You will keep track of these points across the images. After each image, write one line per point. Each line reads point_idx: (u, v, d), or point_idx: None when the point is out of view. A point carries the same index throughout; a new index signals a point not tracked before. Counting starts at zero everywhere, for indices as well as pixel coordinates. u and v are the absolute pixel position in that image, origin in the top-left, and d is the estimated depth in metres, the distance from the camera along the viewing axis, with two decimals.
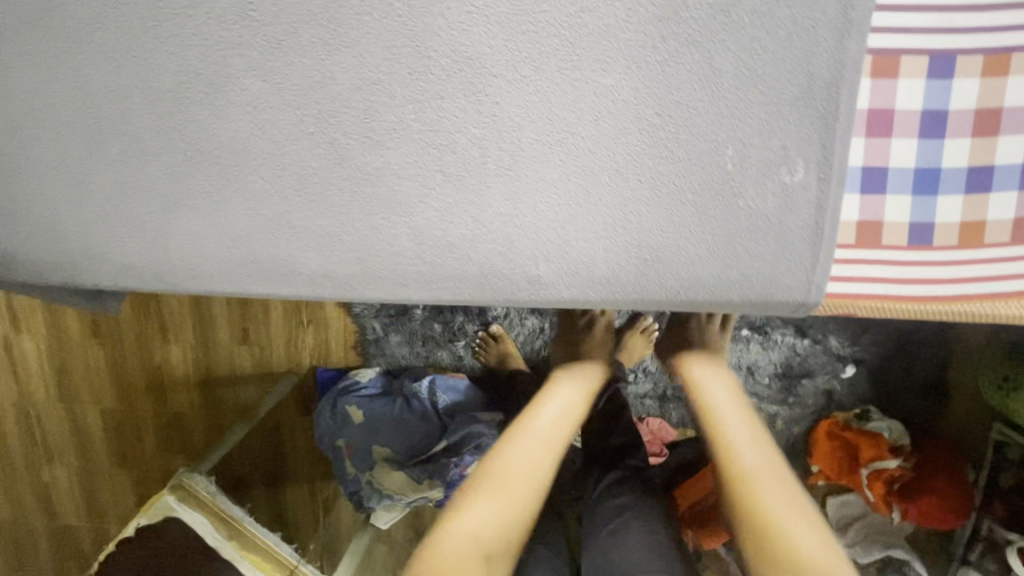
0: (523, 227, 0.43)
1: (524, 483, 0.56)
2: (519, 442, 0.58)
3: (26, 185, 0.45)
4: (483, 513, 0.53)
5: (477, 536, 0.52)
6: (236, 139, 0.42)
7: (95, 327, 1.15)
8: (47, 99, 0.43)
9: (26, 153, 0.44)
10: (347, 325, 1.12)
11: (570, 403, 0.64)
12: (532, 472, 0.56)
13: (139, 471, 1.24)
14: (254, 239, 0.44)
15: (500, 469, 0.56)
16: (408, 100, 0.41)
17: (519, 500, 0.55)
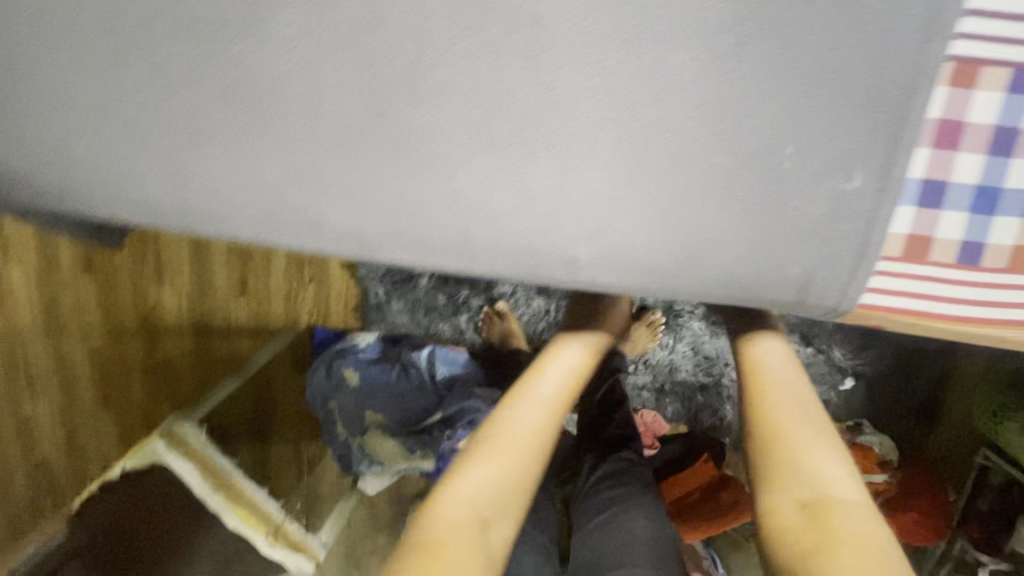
0: (566, 204, 0.42)
1: (534, 440, 0.53)
2: (523, 400, 0.56)
3: (38, 102, 0.41)
4: (489, 472, 0.51)
5: (474, 500, 0.49)
6: (274, 79, 0.39)
7: (87, 261, 1.10)
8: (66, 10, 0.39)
9: (40, 67, 0.41)
10: (350, 287, 1.11)
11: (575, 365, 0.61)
12: (541, 427, 0.54)
13: (120, 416, 1.20)
14: (283, 187, 0.42)
15: (507, 425, 0.54)
16: (460, 57, 0.38)
17: (529, 455, 0.52)
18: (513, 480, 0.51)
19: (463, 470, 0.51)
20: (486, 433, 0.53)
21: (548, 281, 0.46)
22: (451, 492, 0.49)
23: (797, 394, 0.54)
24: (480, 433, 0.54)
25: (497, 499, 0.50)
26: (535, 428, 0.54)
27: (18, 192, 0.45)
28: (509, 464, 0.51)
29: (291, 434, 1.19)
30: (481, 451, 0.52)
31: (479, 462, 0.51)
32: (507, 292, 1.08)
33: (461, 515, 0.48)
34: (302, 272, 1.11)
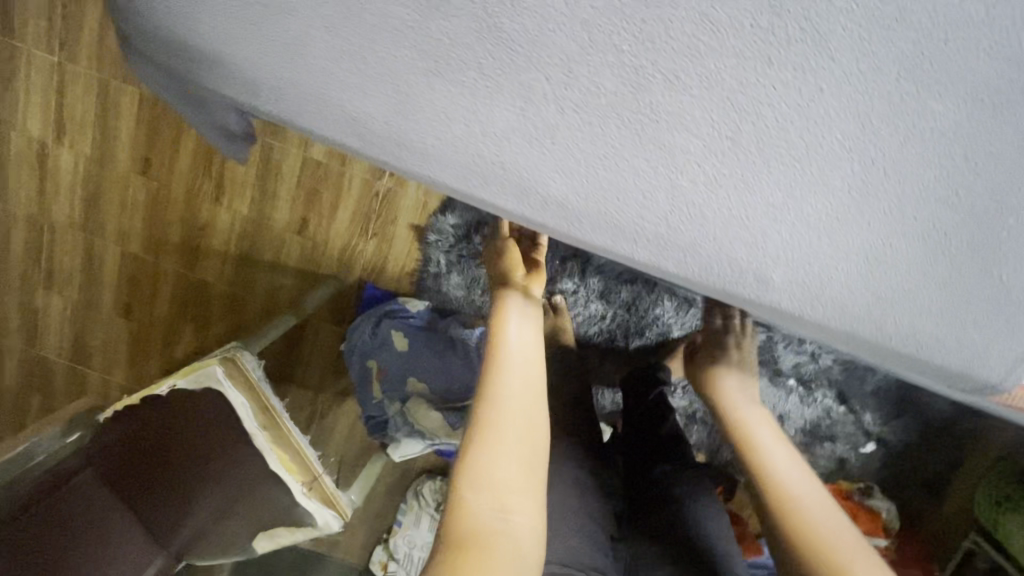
0: (782, 224, 0.41)
1: (527, 421, 0.59)
2: (505, 372, 0.62)
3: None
4: (501, 460, 0.54)
5: (487, 487, 0.53)
6: (539, 25, 0.37)
7: (145, 165, 1.05)
8: None
9: None
10: (411, 250, 1.05)
11: (526, 329, 0.70)
12: (527, 406, 0.60)
13: (140, 326, 1.16)
14: (507, 141, 0.40)
15: (498, 409, 0.58)
16: (734, 53, 0.37)
17: (530, 438, 0.57)
18: (524, 465, 0.55)
19: (470, 462, 0.54)
20: (483, 420, 0.57)
21: (725, 290, 0.46)
22: (469, 482, 0.53)
23: (781, 452, 0.64)
24: (475, 421, 0.57)
25: (517, 487, 0.54)
26: (524, 407, 0.59)
27: (224, 84, 0.42)
28: (516, 451, 0.56)
29: (309, 383, 1.16)
30: (485, 440, 0.56)
31: (488, 452, 0.55)
32: (569, 290, 1.06)
33: (492, 501, 0.52)
34: (366, 224, 1.05)
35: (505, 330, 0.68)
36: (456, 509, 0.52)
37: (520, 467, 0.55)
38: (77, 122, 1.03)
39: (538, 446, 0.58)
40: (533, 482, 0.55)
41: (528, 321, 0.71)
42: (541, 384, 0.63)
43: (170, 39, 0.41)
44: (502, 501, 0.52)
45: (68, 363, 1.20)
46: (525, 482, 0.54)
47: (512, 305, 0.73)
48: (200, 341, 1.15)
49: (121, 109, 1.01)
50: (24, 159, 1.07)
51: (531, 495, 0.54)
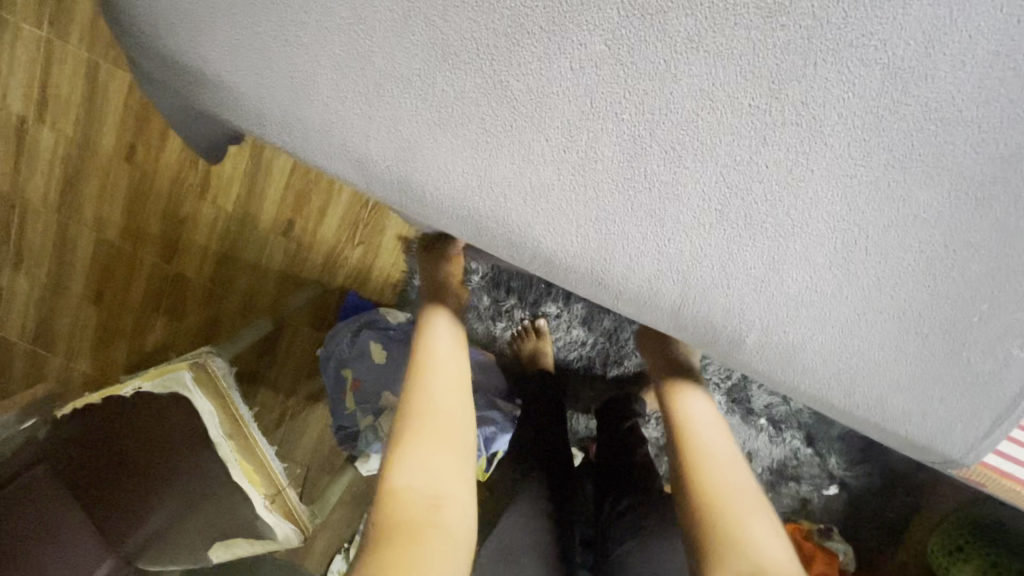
0: (763, 294, 0.42)
1: (451, 423, 0.61)
2: (427, 377, 0.65)
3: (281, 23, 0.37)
4: (429, 455, 0.58)
5: (415, 485, 0.56)
6: (543, 86, 0.37)
7: (129, 152, 1.02)
8: None
9: None
10: (398, 260, 1.04)
11: (450, 330, 0.73)
12: (456, 406, 0.63)
13: (110, 315, 1.13)
14: (504, 195, 0.40)
15: (424, 414, 0.61)
16: (732, 129, 0.38)
17: (458, 434, 0.61)
18: (450, 462, 0.58)
19: (400, 457, 0.57)
20: (411, 418, 0.61)
21: (704, 351, 0.47)
22: (398, 474, 0.56)
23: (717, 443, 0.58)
24: (404, 419, 0.60)
25: (445, 479, 0.57)
26: (449, 410, 0.62)
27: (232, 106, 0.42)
28: (443, 447, 0.59)
29: (281, 386, 1.14)
30: (413, 436, 0.59)
31: (416, 448, 0.58)
32: (553, 313, 1.06)
33: (418, 493, 0.55)
34: (353, 232, 1.04)
35: (432, 334, 0.71)
36: (388, 501, 0.55)
37: (449, 461, 0.58)
38: (60, 102, 1.00)
39: (464, 441, 0.61)
40: (464, 476, 0.59)
41: (450, 326, 0.73)
42: (465, 386, 0.66)
43: (171, 54, 0.40)
44: (432, 491, 0.56)
45: (30, 347, 1.16)
46: (449, 479, 0.57)
47: (437, 313, 0.75)
48: (171, 335, 1.12)
49: (109, 92, 0.98)
50: (2, 134, 1.03)
51: (460, 489, 0.57)
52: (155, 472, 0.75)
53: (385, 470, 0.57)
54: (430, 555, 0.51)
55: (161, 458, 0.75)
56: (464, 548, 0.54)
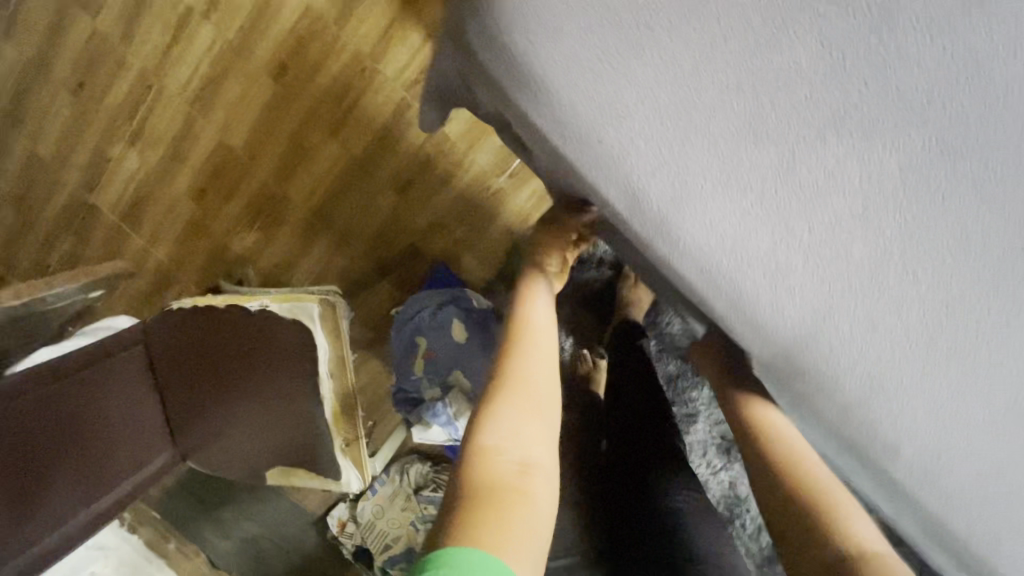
0: (933, 420, 0.45)
1: (542, 393, 0.63)
2: (524, 350, 0.67)
3: (621, 56, 0.39)
4: (520, 421, 0.58)
5: (505, 443, 0.56)
6: (827, 186, 0.40)
7: (280, 71, 1.04)
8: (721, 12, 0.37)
9: (649, 28, 0.38)
10: (498, 249, 1.08)
11: (546, 310, 0.75)
12: (548, 384, 0.64)
13: (202, 214, 1.15)
14: (746, 257, 0.44)
15: (519, 382, 0.62)
16: (972, 268, 0.41)
17: (548, 410, 0.62)
18: (538, 430, 0.59)
19: (492, 418, 0.58)
20: (507, 385, 0.62)
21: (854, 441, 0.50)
22: (489, 433, 0.56)
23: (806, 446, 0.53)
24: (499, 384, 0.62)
25: (534, 443, 0.57)
26: (540, 381, 0.64)
27: (540, 110, 0.44)
28: (533, 414, 0.60)
29: None
30: (506, 396, 0.60)
31: (510, 412, 0.59)
32: None
33: (505, 453, 0.55)
34: (466, 210, 1.06)
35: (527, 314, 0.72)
36: (477, 458, 0.54)
37: (537, 429, 0.59)
38: (233, 4, 1.02)
39: (552, 418, 0.62)
40: (549, 449, 0.59)
41: (545, 306, 0.76)
42: (555, 365, 0.68)
43: (494, 41, 0.42)
44: (520, 455, 0.55)
45: (116, 222, 1.18)
46: (536, 443, 0.57)
47: (531, 290, 0.78)
48: (255, 250, 1.14)
49: (283, 9, 1.00)
50: (163, 15, 1.04)
51: (545, 456, 0.57)
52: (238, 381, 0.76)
53: (476, 428, 0.57)
54: (520, 515, 0.50)
55: (247, 364, 0.76)
56: (547, 516, 0.53)
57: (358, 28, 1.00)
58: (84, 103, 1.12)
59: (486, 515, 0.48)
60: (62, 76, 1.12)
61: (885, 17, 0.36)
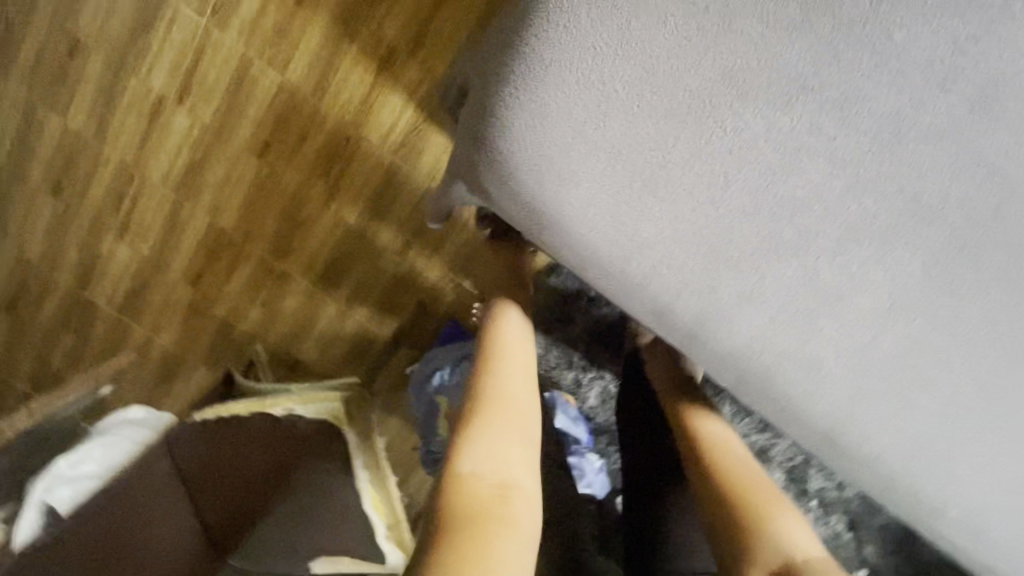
0: (972, 481, 0.46)
1: (525, 411, 0.56)
2: (502, 363, 0.61)
3: (631, 193, 0.39)
4: (500, 442, 0.51)
5: (485, 469, 0.48)
6: (852, 287, 0.40)
7: (263, 148, 1.02)
8: (732, 144, 0.37)
9: (662, 163, 0.38)
10: None
11: (523, 322, 0.70)
12: (527, 405, 0.58)
13: (203, 297, 1.13)
14: (779, 359, 0.44)
15: (500, 401, 0.56)
16: (998, 347, 0.41)
17: (528, 429, 0.55)
18: (523, 452, 0.52)
19: (472, 440, 0.51)
20: (485, 406, 0.55)
21: (900, 508, 0.50)
22: (469, 457, 0.49)
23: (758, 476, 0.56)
24: (474, 405, 0.55)
25: (519, 466, 0.50)
26: (523, 399, 0.57)
27: (556, 244, 0.43)
28: (517, 435, 0.53)
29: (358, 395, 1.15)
30: (486, 416, 0.53)
31: (489, 434, 0.51)
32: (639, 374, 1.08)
33: (487, 480, 0.48)
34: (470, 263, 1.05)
35: (501, 332, 0.66)
36: (454, 486, 0.47)
37: (521, 449, 0.52)
38: (205, 88, 0.99)
39: (533, 440, 0.55)
40: (532, 474, 0.52)
41: (522, 316, 0.70)
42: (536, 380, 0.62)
43: (503, 175, 0.40)
44: (501, 480, 0.48)
45: (115, 314, 1.17)
46: (521, 467, 0.50)
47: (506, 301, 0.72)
48: (261, 326, 1.14)
49: (258, 87, 0.98)
50: (133, 106, 1.02)
51: (532, 481, 0.51)
52: (273, 489, 0.78)
53: (454, 452, 0.50)
54: (501, 547, 0.42)
55: (279, 464, 0.79)
56: (532, 547, 0.45)
57: (338, 97, 0.97)
58: (66, 202, 1.10)
59: (464, 550, 0.41)
60: (39, 177, 1.09)
61: (892, 135, 0.36)
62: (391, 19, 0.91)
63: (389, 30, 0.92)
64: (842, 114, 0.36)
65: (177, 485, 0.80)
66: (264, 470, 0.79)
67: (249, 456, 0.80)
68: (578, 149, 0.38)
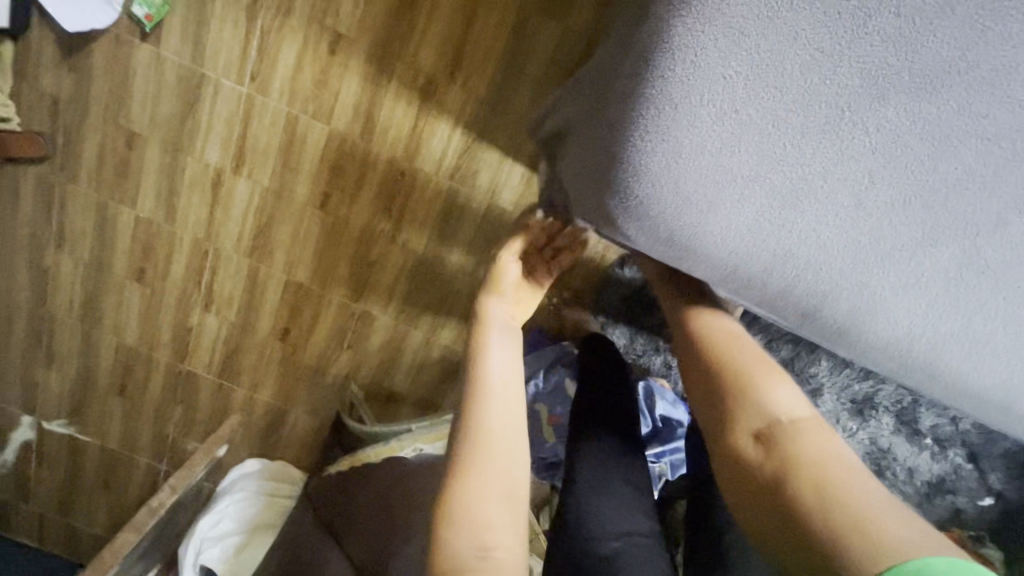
0: None
1: (510, 448, 0.54)
2: (482, 394, 0.57)
3: (771, 212, 0.39)
4: (482, 491, 0.49)
5: (467, 529, 0.46)
6: (1016, 256, 0.40)
7: (324, 200, 1.04)
8: (880, 144, 0.36)
9: (803, 176, 0.37)
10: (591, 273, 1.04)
11: (511, 340, 0.66)
12: (511, 438, 0.55)
13: (294, 350, 1.18)
14: (944, 342, 0.43)
15: (479, 442, 0.53)
16: None
17: (518, 471, 0.53)
18: (507, 496, 0.50)
19: (451, 495, 0.49)
20: (465, 448, 0.52)
21: None
22: (448, 516, 0.48)
23: (744, 337, 0.56)
24: (455, 456, 0.52)
25: (504, 517, 0.48)
26: (506, 433, 0.55)
27: (695, 267, 0.42)
28: (501, 480, 0.51)
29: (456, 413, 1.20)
30: (466, 465, 0.51)
31: (467, 483, 0.49)
32: None
33: (470, 538, 0.46)
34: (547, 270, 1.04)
35: (484, 356, 0.62)
36: (437, 556, 0.46)
37: (504, 497, 0.50)
38: (258, 153, 1.01)
39: (520, 477, 0.53)
40: (517, 519, 0.49)
41: (502, 333, 0.66)
42: (520, 407, 0.58)
43: (635, 218, 0.39)
44: (483, 535, 0.46)
45: (215, 381, 1.23)
46: (505, 514, 0.49)
47: (489, 316, 0.69)
48: (354, 366, 1.19)
49: (308, 142, 1.00)
50: (196, 185, 1.05)
51: (519, 527, 0.49)
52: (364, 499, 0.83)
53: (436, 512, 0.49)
54: None
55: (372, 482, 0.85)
56: None
57: (387, 136, 0.98)
58: (151, 287, 1.16)
59: None
60: (122, 269, 1.15)
61: None
62: (424, 48, 0.91)
63: (425, 58, 0.92)
64: (994, 91, 0.35)
65: (327, 536, 0.84)
66: (357, 489, 0.85)
67: (352, 481, 0.87)
68: (714, 175, 0.38)
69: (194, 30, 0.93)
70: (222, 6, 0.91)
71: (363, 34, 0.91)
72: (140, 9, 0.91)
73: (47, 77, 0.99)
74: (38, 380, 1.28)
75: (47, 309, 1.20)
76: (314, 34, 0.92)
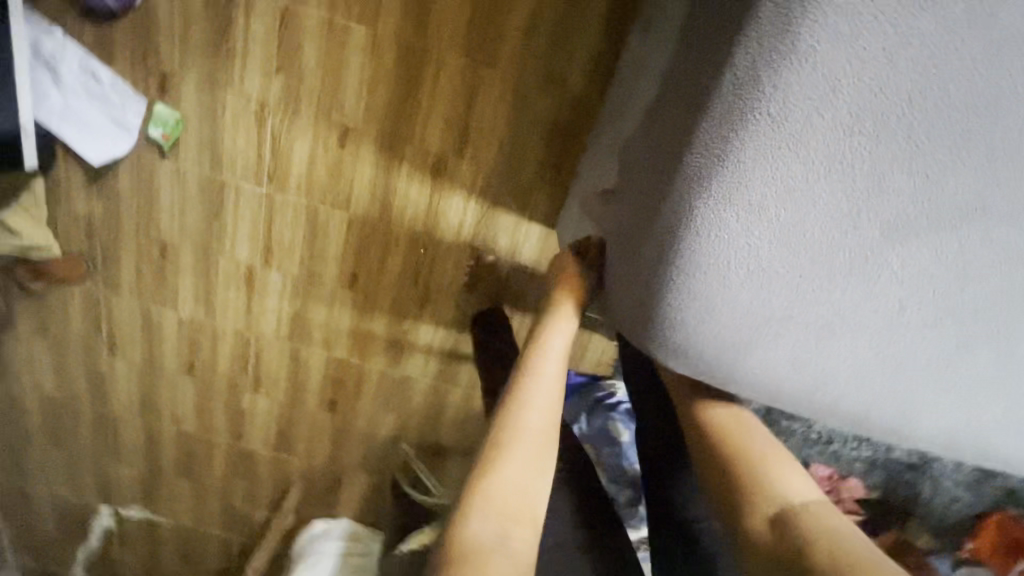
0: None
1: (542, 441, 0.54)
2: (531, 392, 0.57)
3: (807, 342, 0.41)
4: (512, 478, 0.51)
5: (493, 509, 0.49)
6: None
7: (352, 280, 1.08)
8: (906, 275, 0.38)
9: (837, 312, 0.40)
10: None
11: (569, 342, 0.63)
12: (547, 431, 0.55)
13: (343, 419, 1.24)
14: (987, 428, 0.44)
15: (518, 431, 0.54)
16: None
17: (548, 466, 0.53)
18: (533, 483, 0.52)
19: (487, 480, 0.51)
20: (501, 433, 0.54)
21: None
22: (478, 496, 0.50)
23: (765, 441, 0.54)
24: (495, 440, 0.54)
25: (526, 506, 0.50)
26: (544, 433, 0.55)
27: (738, 390, 0.45)
28: (531, 472, 0.52)
29: None
30: (500, 452, 0.53)
31: (502, 470, 0.51)
32: None
33: (495, 525, 0.48)
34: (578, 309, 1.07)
35: (539, 360, 0.60)
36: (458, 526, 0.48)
37: (530, 492, 0.51)
38: (285, 246, 1.05)
39: (549, 469, 0.54)
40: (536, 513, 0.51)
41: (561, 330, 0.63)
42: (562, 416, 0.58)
43: (678, 357, 0.43)
44: (506, 523, 0.48)
45: (273, 455, 1.30)
46: (532, 502, 0.51)
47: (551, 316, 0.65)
48: (401, 426, 1.23)
49: (330, 230, 1.03)
50: (230, 282, 1.10)
51: (536, 516, 0.51)
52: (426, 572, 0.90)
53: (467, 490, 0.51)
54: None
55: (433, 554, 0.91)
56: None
57: (405, 214, 1.01)
58: (201, 378, 1.22)
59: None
60: (172, 366, 1.21)
61: None
62: (431, 128, 0.94)
63: (432, 138, 0.94)
64: (1013, 217, 0.37)
65: None
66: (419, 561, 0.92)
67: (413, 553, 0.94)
68: (751, 322, 0.40)
69: (209, 143, 0.97)
70: (232, 118, 0.94)
71: (369, 124, 0.94)
72: (156, 130, 0.95)
73: (79, 205, 1.04)
74: (111, 474, 1.36)
75: (110, 410, 1.27)
76: (323, 128, 0.95)
